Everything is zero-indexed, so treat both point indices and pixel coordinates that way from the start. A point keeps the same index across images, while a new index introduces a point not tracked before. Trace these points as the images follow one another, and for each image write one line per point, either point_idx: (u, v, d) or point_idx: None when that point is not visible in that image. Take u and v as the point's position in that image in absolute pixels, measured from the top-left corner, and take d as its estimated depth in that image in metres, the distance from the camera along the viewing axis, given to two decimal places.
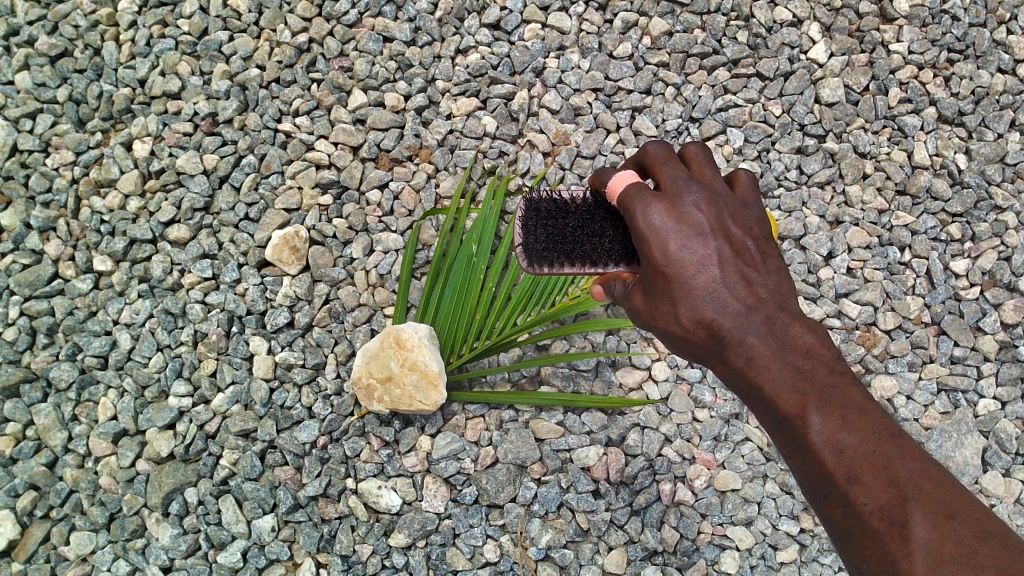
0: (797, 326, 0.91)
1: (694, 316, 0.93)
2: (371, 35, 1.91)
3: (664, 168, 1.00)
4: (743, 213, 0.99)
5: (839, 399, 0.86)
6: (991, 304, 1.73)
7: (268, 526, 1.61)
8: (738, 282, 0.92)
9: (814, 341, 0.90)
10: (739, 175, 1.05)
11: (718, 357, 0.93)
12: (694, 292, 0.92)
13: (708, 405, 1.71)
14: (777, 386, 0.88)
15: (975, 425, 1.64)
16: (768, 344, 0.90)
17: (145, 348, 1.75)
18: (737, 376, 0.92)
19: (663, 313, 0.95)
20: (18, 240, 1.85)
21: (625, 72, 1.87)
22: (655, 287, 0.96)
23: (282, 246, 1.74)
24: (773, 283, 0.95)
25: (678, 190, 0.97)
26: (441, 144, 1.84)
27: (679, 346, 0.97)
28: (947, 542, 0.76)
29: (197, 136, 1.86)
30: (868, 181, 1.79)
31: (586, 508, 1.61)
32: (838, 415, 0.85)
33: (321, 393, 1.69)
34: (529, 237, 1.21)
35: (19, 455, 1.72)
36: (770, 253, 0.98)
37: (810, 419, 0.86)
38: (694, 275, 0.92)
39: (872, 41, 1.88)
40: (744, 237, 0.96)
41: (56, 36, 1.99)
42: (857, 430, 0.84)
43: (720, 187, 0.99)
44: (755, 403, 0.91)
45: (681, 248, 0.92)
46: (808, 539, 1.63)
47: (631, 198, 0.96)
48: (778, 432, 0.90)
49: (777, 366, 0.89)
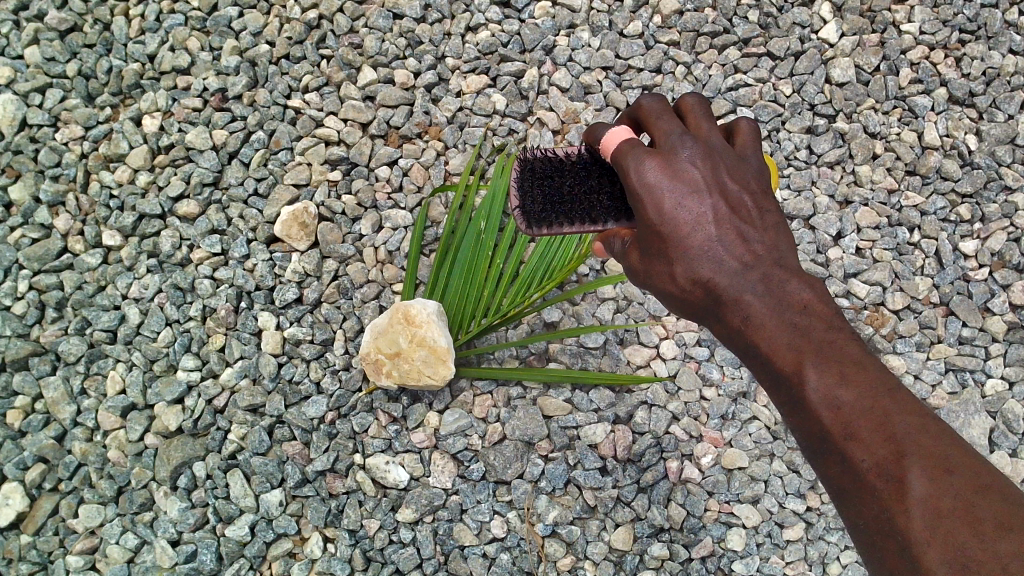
0: (794, 283, 0.92)
1: (689, 275, 0.95)
2: (380, 11, 1.90)
3: (658, 124, 1.01)
4: (741, 168, 0.99)
5: (836, 355, 0.86)
6: (1000, 285, 1.72)
7: (276, 501, 1.62)
8: (733, 238, 0.94)
9: (812, 297, 0.91)
10: (740, 124, 1.05)
11: (715, 315, 0.95)
12: (690, 251, 0.94)
13: (716, 383, 1.70)
14: (773, 344, 0.89)
15: (982, 405, 1.65)
16: (764, 301, 0.91)
17: (154, 322, 1.75)
18: (736, 335, 0.94)
19: (661, 273, 0.98)
20: (27, 214, 1.85)
21: (635, 50, 1.87)
22: (653, 247, 0.98)
23: (292, 222, 1.74)
24: (770, 240, 0.96)
25: (672, 146, 0.98)
26: (450, 122, 1.84)
27: (678, 307, 0.99)
28: (944, 497, 0.74)
29: (207, 112, 1.86)
30: (878, 161, 1.79)
31: (593, 485, 1.62)
32: (833, 370, 0.85)
33: (329, 368, 1.69)
34: (526, 199, 1.21)
35: (28, 428, 1.73)
36: (768, 208, 0.98)
37: (806, 375, 0.86)
38: (689, 234, 0.94)
39: (883, 21, 1.88)
40: (741, 193, 0.97)
41: (66, 11, 1.98)
42: (853, 386, 0.83)
43: (717, 143, 1.00)
44: (755, 362, 0.92)
45: (676, 206, 0.95)
46: (814, 518, 1.64)
47: (626, 154, 0.99)
48: (777, 392, 0.90)
49: (773, 324, 0.90)
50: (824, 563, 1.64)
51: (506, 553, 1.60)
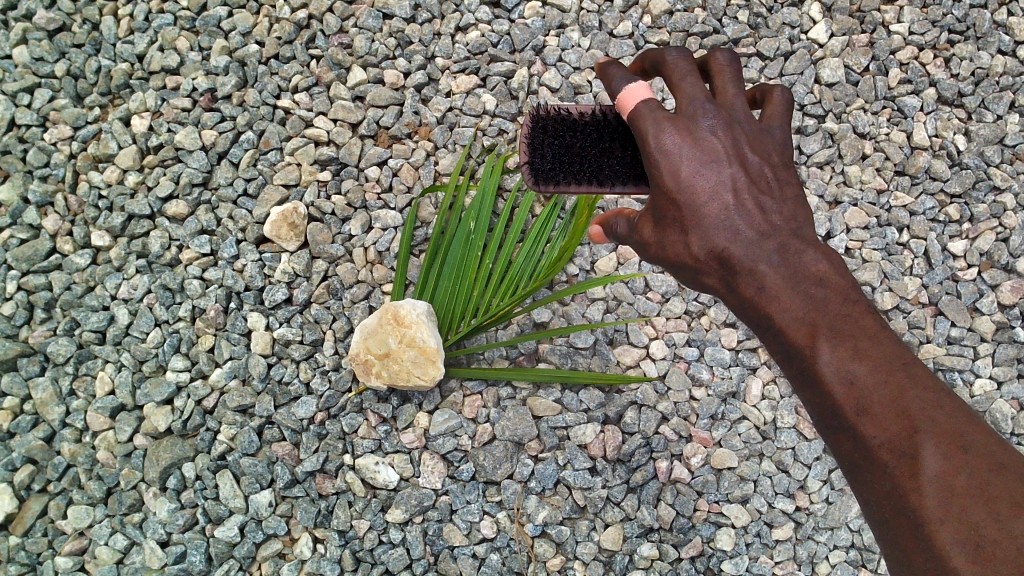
0: (810, 255, 0.93)
1: (705, 246, 0.95)
2: (370, 11, 1.89)
3: (680, 86, 1.01)
4: (762, 140, 1.00)
5: (851, 330, 0.86)
6: (989, 285, 1.73)
7: (265, 501, 1.63)
8: (752, 209, 0.94)
9: (827, 269, 0.91)
10: (772, 96, 1.06)
11: (727, 287, 0.95)
12: (704, 220, 0.94)
13: (705, 383, 1.70)
14: (788, 316, 0.89)
15: (970, 405, 1.67)
16: (781, 273, 0.91)
17: (143, 323, 1.75)
18: (746, 306, 0.93)
19: (673, 240, 0.98)
20: (15, 214, 1.84)
21: (625, 51, 1.88)
22: (666, 214, 0.98)
23: (281, 222, 1.74)
24: (787, 211, 0.96)
25: (694, 112, 0.98)
26: (440, 122, 1.84)
27: (687, 275, 0.99)
28: (958, 476, 0.77)
29: (196, 112, 1.85)
30: (867, 161, 1.79)
31: (583, 485, 1.63)
32: (849, 347, 0.85)
33: (319, 368, 1.70)
34: (537, 155, 1.23)
35: (16, 429, 1.73)
36: (787, 180, 0.99)
37: (821, 350, 0.86)
38: (706, 203, 0.95)
39: (872, 21, 1.87)
40: (760, 164, 0.98)
41: (54, 10, 1.97)
42: (869, 360, 0.84)
43: (739, 113, 1.00)
44: (765, 332, 0.92)
45: (696, 175, 0.95)
46: (803, 518, 1.64)
47: (643, 116, 0.99)
48: (787, 363, 0.91)
49: (789, 295, 0.90)
50: (812, 562, 1.64)
51: (496, 553, 1.62)
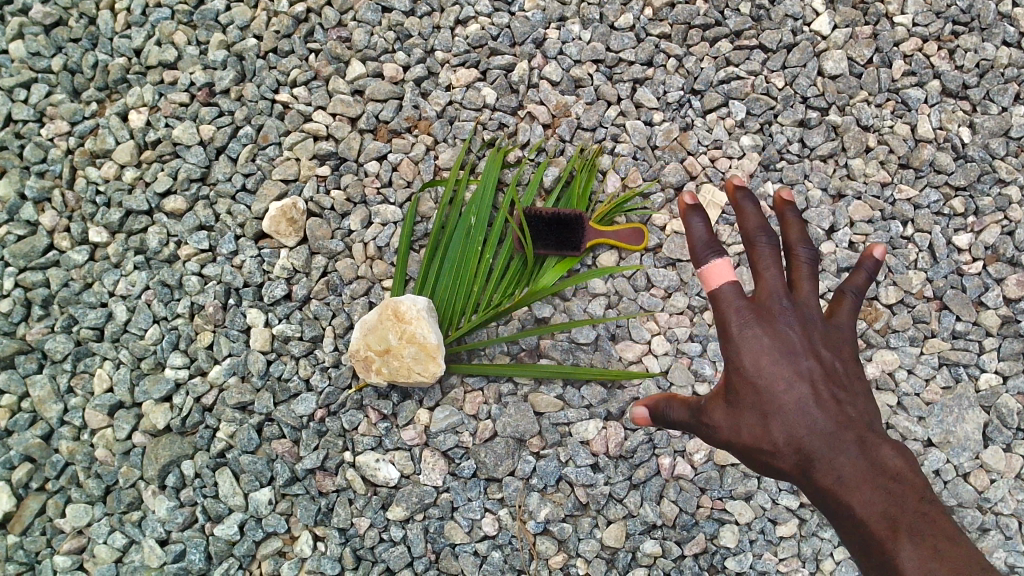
0: (885, 452, 1.01)
1: (787, 437, 1.03)
2: (369, 4, 1.87)
3: (761, 271, 1.09)
4: (833, 340, 1.10)
5: (928, 531, 0.95)
6: (994, 278, 1.72)
7: (265, 499, 1.62)
8: (830, 407, 1.03)
9: (902, 467, 1.00)
10: (841, 300, 1.15)
11: (804, 477, 1.03)
12: (785, 410, 1.03)
13: (708, 379, 1.67)
14: (868, 511, 0.97)
15: (976, 400, 1.66)
16: (860, 467, 0.99)
17: (141, 320, 1.73)
18: (823, 495, 1.01)
19: (751, 424, 1.05)
20: (12, 210, 1.83)
21: (626, 43, 1.84)
22: (744, 402, 1.06)
23: (280, 217, 1.72)
24: (859, 411, 1.05)
25: (777, 311, 1.07)
26: (440, 116, 1.82)
27: (761, 461, 1.06)
28: None
29: (193, 107, 1.84)
30: (871, 154, 1.78)
31: (585, 482, 1.61)
32: (929, 546, 0.94)
33: (318, 365, 1.68)
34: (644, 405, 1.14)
35: (14, 427, 1.71)
36: (856, 377, 1.09)
37: (902, 546, 0.95)
38: (789, 395, 1.03)
39: (876, 13, 1.85)
40: (832, 362, 1.07)
41: (50, 4, 1.94)
42: (949, 564, 0.92)
43: (814, 310, 1.09)
44: (840, 520, 1.00)
45: (781, 373, 1.03)
46: (808, 514, 1.62)
47: (727, 301, 1.06)
48: (862, 551, 0.98)
49: (868, 489, 0.98)
50: (817, 559, 1.63)
51: (498, 550, 1.61)
